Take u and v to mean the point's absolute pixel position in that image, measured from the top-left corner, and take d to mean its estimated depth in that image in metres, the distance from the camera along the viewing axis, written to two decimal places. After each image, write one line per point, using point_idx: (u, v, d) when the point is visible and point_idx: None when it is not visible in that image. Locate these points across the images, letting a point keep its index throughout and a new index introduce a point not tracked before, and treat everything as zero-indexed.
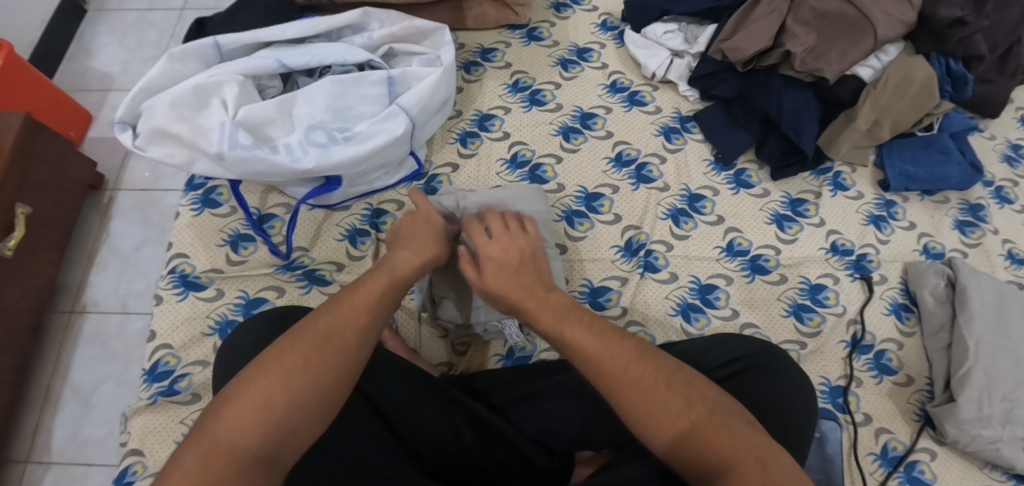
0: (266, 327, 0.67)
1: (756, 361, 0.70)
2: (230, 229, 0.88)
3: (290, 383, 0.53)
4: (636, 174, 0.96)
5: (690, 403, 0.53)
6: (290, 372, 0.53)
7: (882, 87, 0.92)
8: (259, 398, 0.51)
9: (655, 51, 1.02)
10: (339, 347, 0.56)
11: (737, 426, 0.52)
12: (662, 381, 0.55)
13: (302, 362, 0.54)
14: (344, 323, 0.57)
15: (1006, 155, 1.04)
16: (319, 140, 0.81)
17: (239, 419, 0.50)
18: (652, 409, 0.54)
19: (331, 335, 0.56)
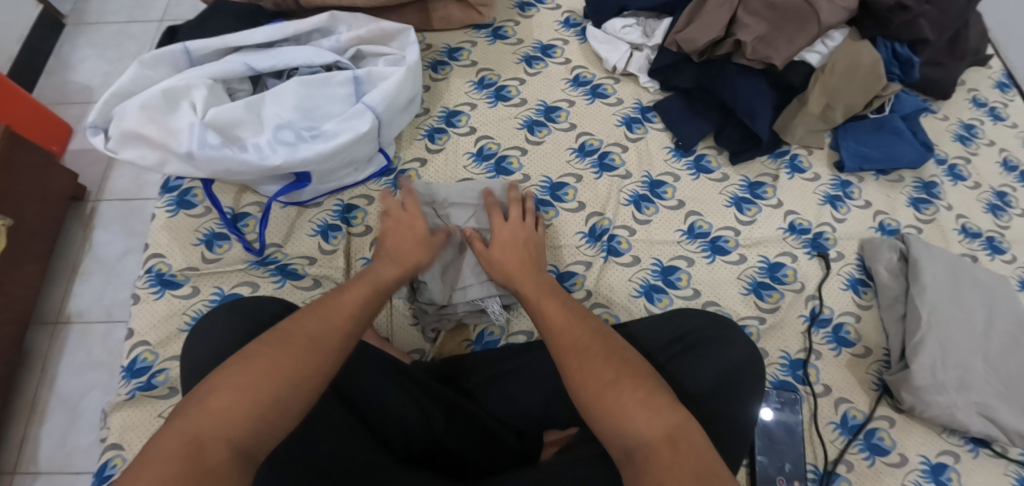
0: (236, 320, 0.69)
1: (707, 335, 0.73)
2: (204, 228, 0.91)
3: (265, 376, 0.56)
4: (599, 162, 0.99)
5: (639, 390, 0.56)
6: (266, 364, 0.56)
7: (829, 72, 0.96)
8: (231, 388, 0.54)
9: (615, 45, 1.06)
10: (314, 349, 0.59)
11: (678, 423, 0.54)
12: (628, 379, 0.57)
13: (280, 358, 0.57)
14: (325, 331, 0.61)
15: (958, 135, 1.08)
16: (287, 139, 0.83)
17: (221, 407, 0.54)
18: (602, 387, 0.57)
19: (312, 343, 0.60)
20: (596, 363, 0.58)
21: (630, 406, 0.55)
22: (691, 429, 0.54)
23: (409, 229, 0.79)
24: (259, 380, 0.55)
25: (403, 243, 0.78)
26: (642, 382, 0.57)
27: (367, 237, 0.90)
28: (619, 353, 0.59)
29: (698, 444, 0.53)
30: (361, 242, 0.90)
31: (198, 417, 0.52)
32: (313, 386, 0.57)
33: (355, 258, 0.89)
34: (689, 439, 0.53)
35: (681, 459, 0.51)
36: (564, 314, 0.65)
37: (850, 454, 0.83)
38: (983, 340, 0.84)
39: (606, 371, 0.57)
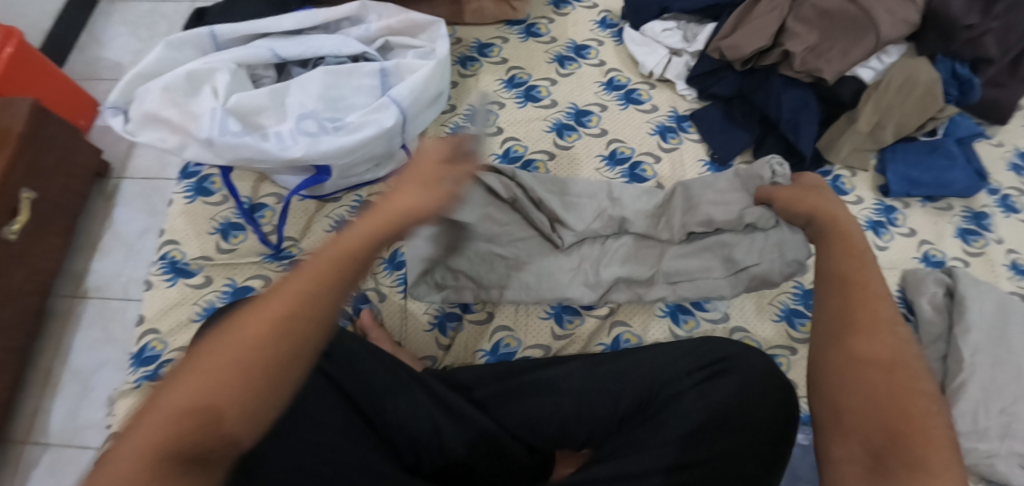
0: None
1: (740, 363, 0.69)
2: (220, 217, 0.89)
3: (234, 377, 0.46)
4: (629, 173, 0.93)
5: (885, 368, 0.52)
6: (242, 366, 0.46)
7: (883, 88, 0.91)
8: (177, 405, 0.45)
9: (654, 48, 1.01)
10: (292, 338, 0.48)
11: (927, 428, 0.48)
12: (878, 340, 0.54)
13: (234, 351, 0.47)
14: (254, 323, 0.48)
15: (1013, 163, 1.01)
16: (309, 129, 0.79)
17: (158, 421, 0.44)
18: (847, 352, 0.54)
19: (259, 335, 0.47)
20: (854, 342, 0.54)
21: (858, 366, 0.53)
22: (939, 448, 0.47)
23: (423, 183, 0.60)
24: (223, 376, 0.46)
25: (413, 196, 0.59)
26: (897, 372, 0.52)
27: None
28: (886, 334, 0.54)
29: (942, 458, 0.46)
30: None
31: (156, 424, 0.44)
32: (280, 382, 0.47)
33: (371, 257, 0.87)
34: (918, 449, 0.47)
35: (906, 454, 0.47)
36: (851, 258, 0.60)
37: None
38: None
39: (863, 345, 0.53)
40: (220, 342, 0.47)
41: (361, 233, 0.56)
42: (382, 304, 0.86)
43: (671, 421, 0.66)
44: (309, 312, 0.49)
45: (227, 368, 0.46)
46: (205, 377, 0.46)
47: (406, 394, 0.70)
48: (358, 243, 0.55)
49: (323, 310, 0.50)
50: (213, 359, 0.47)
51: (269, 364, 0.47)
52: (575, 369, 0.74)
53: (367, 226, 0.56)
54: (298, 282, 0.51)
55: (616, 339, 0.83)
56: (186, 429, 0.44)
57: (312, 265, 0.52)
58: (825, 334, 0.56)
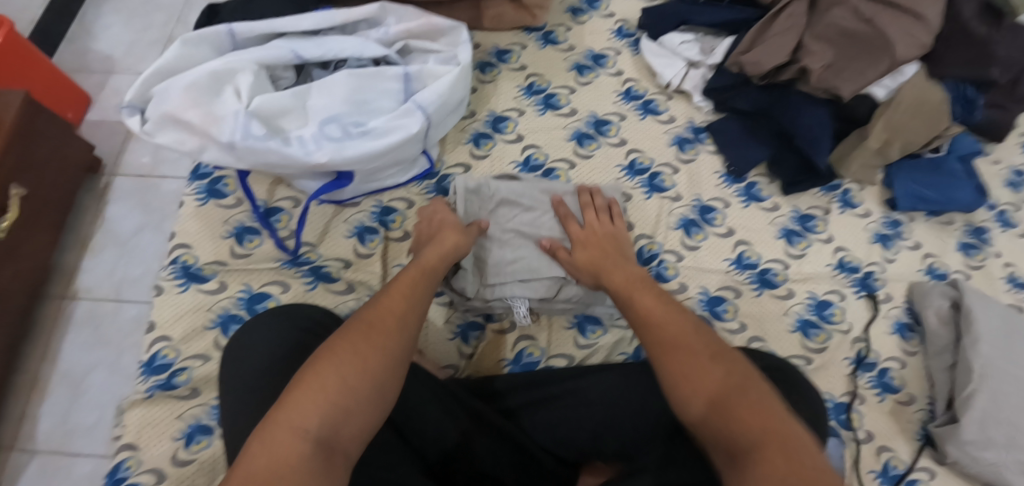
0: (275, 322, 0.65)
1: (770, 377, 0.68)
2: (235, 220, 0.86)
3: (352, 370, 0.50)
4: (648, 183, 0.95)
5: (709, 397, 0.52)
6: (363, 361, 0.51)
7: (894, 107, 0.92)
8: (295, 421, 0.47)
9: (672, 60, 1.03)
10: (388, 336, 0.53)
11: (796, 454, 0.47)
12: (700, 350, 0.55)
13: (358, 350, 0.51)
14: (386, 316, 0.55)
15: (1009, 181, 1.06)
16: (333, 134, 0.76)
17: (301, 405, 0.47)
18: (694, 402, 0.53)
19: (379, 333, 0.53)
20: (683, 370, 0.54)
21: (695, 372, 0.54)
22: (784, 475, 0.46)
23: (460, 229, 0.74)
24: (343, 373, 0.49)
25: (461, 238, 0.72)
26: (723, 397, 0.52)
27: (406, 243, 0.85)
28: (726, 363, 0.54)
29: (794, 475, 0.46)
30: (400, 248, 0.85)
31: (287, 414, 0.47)
32: (388, 384, 0.52)
33: (391, 264, 0.84)
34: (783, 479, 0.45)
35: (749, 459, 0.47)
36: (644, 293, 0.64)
37: None
38: None
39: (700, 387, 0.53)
40: (337, 361, 0.50)
41: (432, 256, 0.67)
42: None
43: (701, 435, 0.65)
44: (418, 311, 0.57)
45: (361, 376, 0.50)
46: (335, 382, 0.49)
47: (438, 407, 0.69)
48: (437, 263, 0.66)
49: (424, 310, 0.58)
50: (342, 361, 0.50)
51: (399, 368, 0.53)
52: (607, 381, 0.72)
53: (437, 250, 0.68)
54: (397, 298, 0.57)
55: (638, 350, 0.82)
56: (327, 440, 0.47)
57: (414, 279, 0.61)
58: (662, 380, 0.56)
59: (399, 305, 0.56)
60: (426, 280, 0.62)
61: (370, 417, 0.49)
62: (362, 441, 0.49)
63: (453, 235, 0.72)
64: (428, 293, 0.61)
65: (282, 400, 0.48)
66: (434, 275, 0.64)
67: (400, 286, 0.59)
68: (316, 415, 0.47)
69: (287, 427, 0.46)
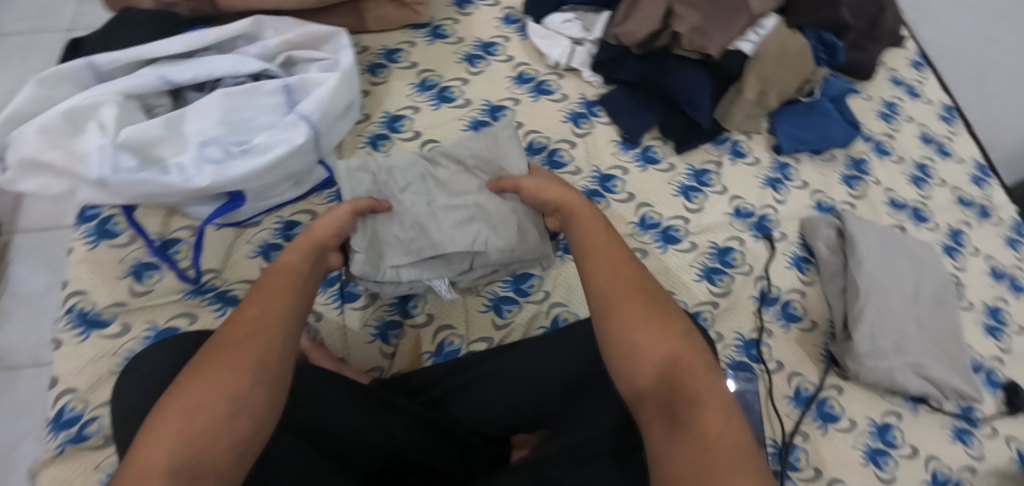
0: (162, 354, 0.64)
1: None
2: (131, 258, 0.83)
3: (200, 394, 0.50)
4: (548, 160, 0.97)
5: (662, 374, 0.56)
6: (212, 382, 0.51)
7: (762, 59, 0.98)
8: (148, 458, 0.47)
9: (556, 40, 1.06)
10: (239, 349, 0.53)
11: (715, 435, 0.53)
12: (646, 316, 0.58)
13: (205, 371, 0.51)
14: (237, 330, 0.54)
15: (881, 113, 1.20)
16: (213, 155, 0.75)
17: (156, 441, 0.48)
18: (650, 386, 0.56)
19: (227, 349, 0.53)
20: (643, 336, 0.57)
21: (647, 347, 0.57)
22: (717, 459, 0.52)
23: (328, 214, 0.71)
24: (189, 400, 0.50)
25: (322, 228, 0.69)
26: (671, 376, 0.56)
27: None
28: (687, 337, 0.58)
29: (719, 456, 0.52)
30: None
31: (141, 454, 0.48)
32: (247, 396, 0.51)
33: None
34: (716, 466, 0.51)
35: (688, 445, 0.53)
36: (601, 243, 0.65)
37: (805, 424, 0.84)
38: (915, 306, 0.90)
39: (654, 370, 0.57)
40: (186, 389, 0.51)
41: (294, 253, 0.64)
42: (317, 324, 0.82)
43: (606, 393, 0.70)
44: (274, 315, 0.56)
45: (211, 397, 0.50)
46: (184, 411, 0.49)
47: (355, 406, 0.67)
48: (299, 261, 0.64)
49: (286, 308, 0.58)
50: (190, 387, 0.50)
51: (261, 376, 0.52)
52: (514, 355, 0.74)
53: (298, 247, 0.66)
54: (252, 307, 0.57)
55: (555, 321, 0.84)
56: (186, 471, 0.47)
57: (268, 282, 0.60)
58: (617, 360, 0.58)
59: (251, 313, 0.56)
60: (286, 279, 0.61)
61: (236, 433, 0.50)
62: (227, 462, 0.49)
63: (318, 225, 0.70)
64: (290, 290, 0.60)
65: (138, 441, 0.49)
66: (297, 267, 0.63)
67: (255, 296, 0.58)
68: (168, 448, 0.48)
69: (141, 466, 0.47)
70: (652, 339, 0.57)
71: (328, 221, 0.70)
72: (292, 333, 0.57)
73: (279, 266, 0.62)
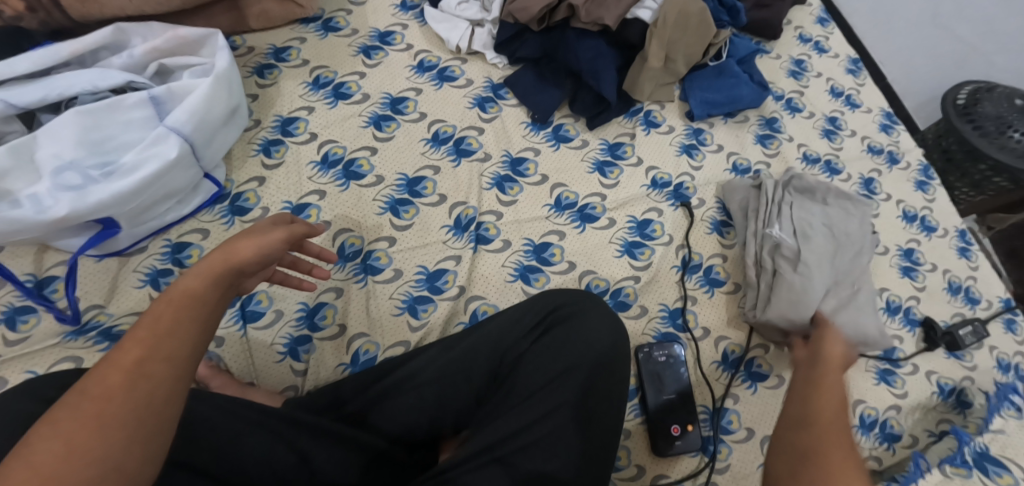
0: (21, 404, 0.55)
1: (571, 310, 0.72)
2: (2, 303, 0.75)
3: (51, 462, 0.39)
4: (455, 149, 0.93)
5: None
6: (70, 445, 0.40)
7: (662, 25, 0.97)
8: None
9: (455, 23, 1.02)
10: (111, 404, 0.42)
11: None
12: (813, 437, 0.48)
13: (62, 431, 0.41)
14: (110, 378, 0.43)
15: (791, 71, 1.22)
16: (71, 183, 0.69)
17: None
18: (823, 466, 0.46)
19: (95, 401, 0.42)
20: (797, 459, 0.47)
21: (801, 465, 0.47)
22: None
23: (258, 235, 0.59)
24: (35, 469, 0.39)
25: (243, 245, 0.56)
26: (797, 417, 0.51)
27: None
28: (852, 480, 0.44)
29: None
30: None
31: None
32: (118, 461, 0.41)
33: None
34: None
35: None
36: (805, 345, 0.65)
37: (735, 387, 0.84)
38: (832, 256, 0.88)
39: (842, 449, 0.46)
40: (32, 454, 0.40)
41: (198, 278, 0.52)
42: (220, 349, 0.76)
43: (523, 382, 0.67)
44: (164, 356, 0.45)
45: (70, 464, 0.40)
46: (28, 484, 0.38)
47: (258, 434, 0.62)
48: (200, 287, 0.51)
49: (179, 348, 0.46)
50: (38, 453, 0.40)
51: (137, 435, 0.42)
52: (434, 355, 0.70)
53: (201, 269, 0.52)
54: (134, 346, 0.45)
55: (473, 315, 0.81)
56: None
57: (160, 312, 0.48)
58: (793, 419, 0.51)
59: (132, 356, 0.44)
60: (181, 310, 0.48)
61: None
62: None
63: (241, 247, 0.56)
64: (187, 324, 0.48)
65: None
66: (199, 295, 0.50)
67: (137, 331, 0.46)
68: None
69: None
70: (805, 451, 0.47)
71: (256, 241, 0.57)
72: (186, 376, 0.46)
73: (173, 294, 0.49)
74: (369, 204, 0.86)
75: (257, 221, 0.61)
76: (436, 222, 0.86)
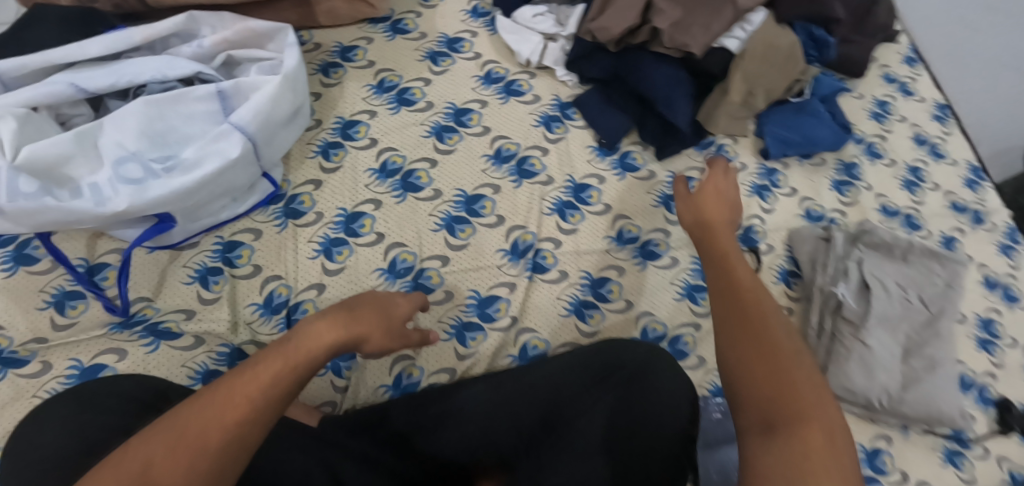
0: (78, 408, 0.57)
1: (639, 366, 0.66)
2: (53, 286, 0.74)
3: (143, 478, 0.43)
4: (517, 169, 0.89)
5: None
6: (161, 466, 0.44)
7: (749, 57, 0.92)
8: None
9: (527, 36, 0.97)
10: (207, 436, 0.45)
11: (848, 450, 0.48)
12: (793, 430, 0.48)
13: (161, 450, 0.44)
14: (221, 409, 0.46)
15: (873, 113, 1.14)
16: (132, 175, 0.67)
17: None
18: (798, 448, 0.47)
19: (196, 428, 0.45)
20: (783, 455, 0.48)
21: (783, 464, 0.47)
22: (829, 461, 0.46)
23: (383, 313, 0.64)
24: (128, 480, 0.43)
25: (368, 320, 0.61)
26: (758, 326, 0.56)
27: (256, 280, 0.77)
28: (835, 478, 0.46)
29: None
30: (250, 285, 0.76)
31: None
32: None
33: (243, 305, 0.76)
34: (826, 478, 0.45)
35: (796, 432, 0.48)
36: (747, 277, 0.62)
37: None
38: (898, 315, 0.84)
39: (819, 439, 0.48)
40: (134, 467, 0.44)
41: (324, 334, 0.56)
42: None
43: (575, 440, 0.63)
44: (264, 401, 0.48)
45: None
46: None
47: (296, 450, 0.61)
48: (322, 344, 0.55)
49: (279, 397, 0.49)
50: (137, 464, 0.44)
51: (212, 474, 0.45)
52: (484, 390, 0.68)
53: (328, 328, 0.56)
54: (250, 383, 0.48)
55: (523, 349, 0.78)
56: None
57: (277, 357, 0.51)
58: (767, 409, 0.50)
59: (246, 393, 0.48)
60: (296, 366, 0.52)
61: None
62: None
63: (366, 319, 0.61)
64: (293, 376, 0.51)
65: None
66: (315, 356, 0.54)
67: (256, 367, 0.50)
68: None
69: None
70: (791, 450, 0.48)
71: (377, 321, 0.62)
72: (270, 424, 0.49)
73: (297, 347, 0.53)
74: (425, 218, 0.83)
75: (384, 295, 0.66)
76: (491, 246, 0.82)
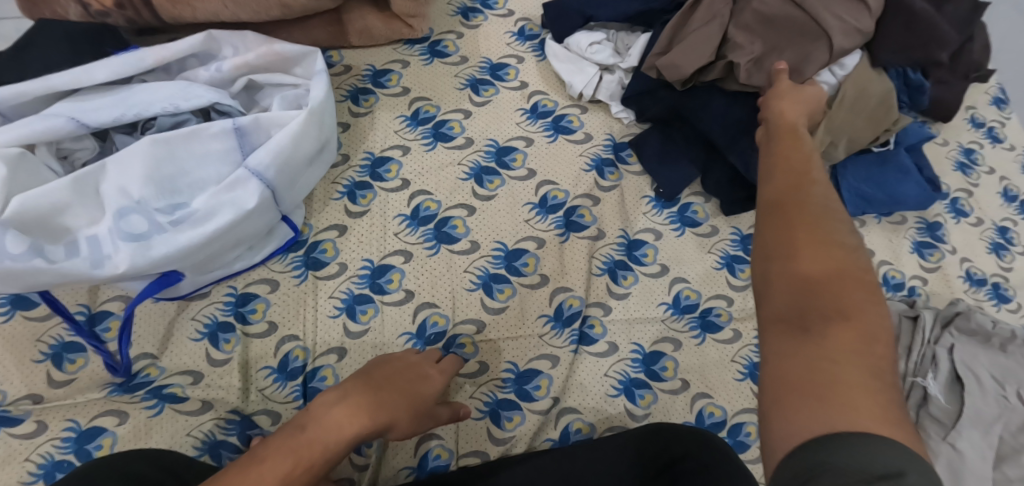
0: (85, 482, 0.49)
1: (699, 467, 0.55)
2: (53, 336, 0.67)
3: None
4: (564, 220, 0.79)
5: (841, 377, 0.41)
6: None
7: (838, 105, 0.81)
8: None
9: (580, 66, 0.87)
10: None
11: (889, 355, 0.43)
12: (852, 343, 0.42)
13: None
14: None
15: (959, 162, 1.02)
16: (134, 228, 0.59)
17: None
18: (848, 354, 0.42)
19: None
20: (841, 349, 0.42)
21: (841, 354, 0.42)
22: (857, 362, 0.41)
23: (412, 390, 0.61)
24: None
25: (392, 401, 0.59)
26: (822, 235, 0.49)
27: (270, 340, 0.69)
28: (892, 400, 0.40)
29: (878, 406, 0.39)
30: (264, 346, 0.68)
31: None
32: None
33: (255, 368, 0.68)
34: (861, 385, 0.40)
35: (834, 330, 0.43)
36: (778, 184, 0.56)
37: None
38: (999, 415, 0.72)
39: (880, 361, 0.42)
40: None
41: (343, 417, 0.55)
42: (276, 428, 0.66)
43: None
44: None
45: None
46: None
47: None
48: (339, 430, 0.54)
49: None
50: None
51: None
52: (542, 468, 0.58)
53: (348, 412, 0.56)
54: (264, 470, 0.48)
55: (565, 432, 0.69)
56: None
57: (294, 444, 0.51)
58: (820, 323, 0.44)
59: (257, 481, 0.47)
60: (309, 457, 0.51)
61: None
62: None
63: (390, 400, 0.59)
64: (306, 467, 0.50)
65: None
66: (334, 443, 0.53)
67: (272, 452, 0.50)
68: None
69: None
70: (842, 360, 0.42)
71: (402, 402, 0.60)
72: None
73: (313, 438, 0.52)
74: (459, 275, 0.74)
75: (413, 363, 0.64)
76: (534, 310, 0.74)
